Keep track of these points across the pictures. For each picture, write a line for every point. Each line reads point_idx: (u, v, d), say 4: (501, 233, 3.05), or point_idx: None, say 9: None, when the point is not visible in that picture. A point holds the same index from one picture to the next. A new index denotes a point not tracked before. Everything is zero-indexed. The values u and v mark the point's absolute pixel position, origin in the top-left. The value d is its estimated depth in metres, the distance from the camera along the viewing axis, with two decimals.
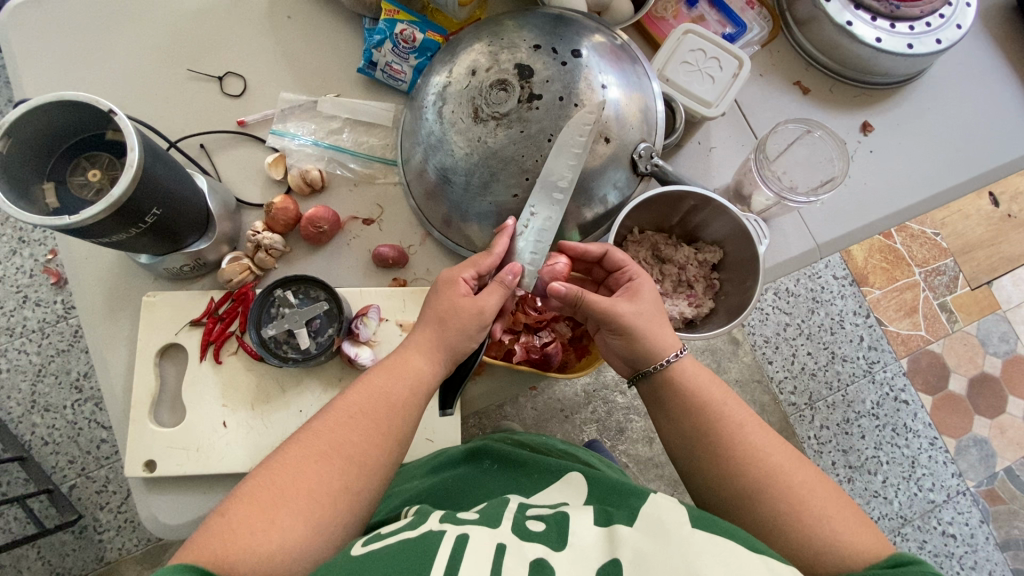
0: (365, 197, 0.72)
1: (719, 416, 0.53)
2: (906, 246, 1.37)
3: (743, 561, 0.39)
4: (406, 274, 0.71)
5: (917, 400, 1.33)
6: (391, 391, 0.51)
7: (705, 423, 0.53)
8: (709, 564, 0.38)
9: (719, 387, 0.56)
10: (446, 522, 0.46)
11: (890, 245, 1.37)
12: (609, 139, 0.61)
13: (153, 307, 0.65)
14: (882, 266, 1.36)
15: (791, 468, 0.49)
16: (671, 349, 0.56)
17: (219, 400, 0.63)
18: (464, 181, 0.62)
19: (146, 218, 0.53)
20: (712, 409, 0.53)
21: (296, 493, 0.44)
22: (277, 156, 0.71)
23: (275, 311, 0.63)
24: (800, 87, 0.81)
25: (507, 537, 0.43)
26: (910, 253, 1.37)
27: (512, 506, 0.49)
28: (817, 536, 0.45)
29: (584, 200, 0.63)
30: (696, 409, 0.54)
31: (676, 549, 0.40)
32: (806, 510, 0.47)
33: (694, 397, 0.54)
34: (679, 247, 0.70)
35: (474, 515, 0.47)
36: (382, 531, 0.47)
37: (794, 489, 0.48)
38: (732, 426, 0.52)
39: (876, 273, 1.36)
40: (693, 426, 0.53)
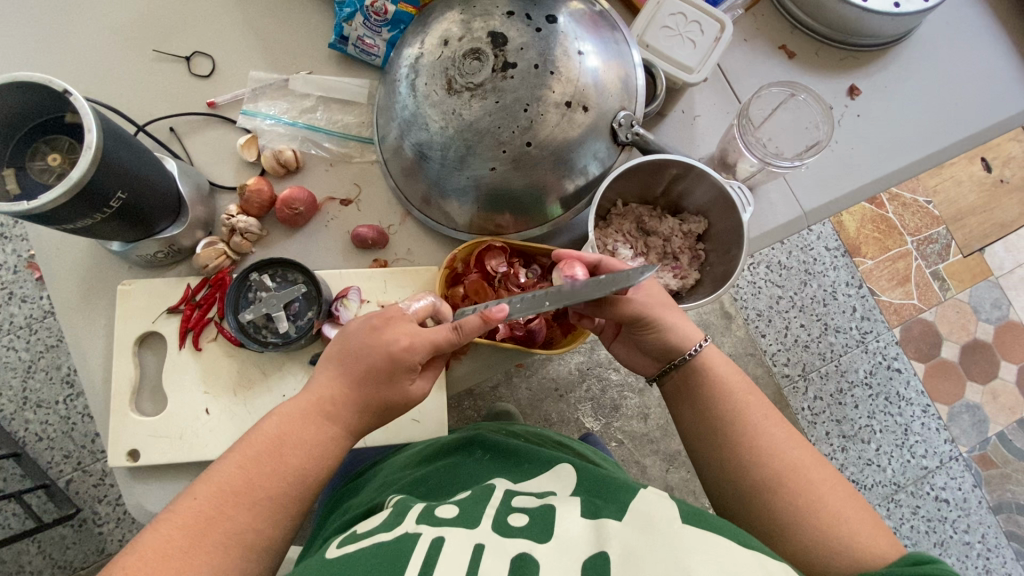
0: (341, 177, 0.70)
1: (741, 407, 0.54)
2: (898, 216, 1.36)
3: (734, 556, 0.39)
4: (387, 254, 0.70)
5: (910, 368, 1.34)
6: (308, 437, 0.48)
7: (726, 416, 0.54)
8: (698, 558, 0.38)
9: (749, 384, 0.57)
10: (423, 523, 0.46)
11: (882, 215, 1.36)
12: (588, 108, 0.59)
13: (130, 295, 0.63)
14: (874, 236, 1.35)
15: (810, 465, 0.51)
16: (695, 340, 0.58)
17: (200, 386, 0.62)
18: (441, 156, 0.60)
19: (111, 202, 0.52)
20: (732, 403, 0.55)
21: (196, 553, 0.41)
22: (250, 137, 0.69)
23: (251, 296, 0.62)
24: (786, 51, 0.79)
25: (487, 536, 0.43)
26: (902, 222, 1.36)
27: (495, 500, 0.49)
28: (827, 530, 0.46)
29: (565, 170, 0.61)
30: (721, 400, 0.55)
31: (666, 544, 0.40)
32: (825, 514, 0.47)
33: (716, 386, 0.56)
34: (664, 218, 0.69)
35: (453, 511, 0.48)
36: (359, 531, 0.48)
37: (812, 484, 0.49)
38: (752, 417, 0.54)
39: (869, 243, 1.35)
40: (710, 417, 0.55)
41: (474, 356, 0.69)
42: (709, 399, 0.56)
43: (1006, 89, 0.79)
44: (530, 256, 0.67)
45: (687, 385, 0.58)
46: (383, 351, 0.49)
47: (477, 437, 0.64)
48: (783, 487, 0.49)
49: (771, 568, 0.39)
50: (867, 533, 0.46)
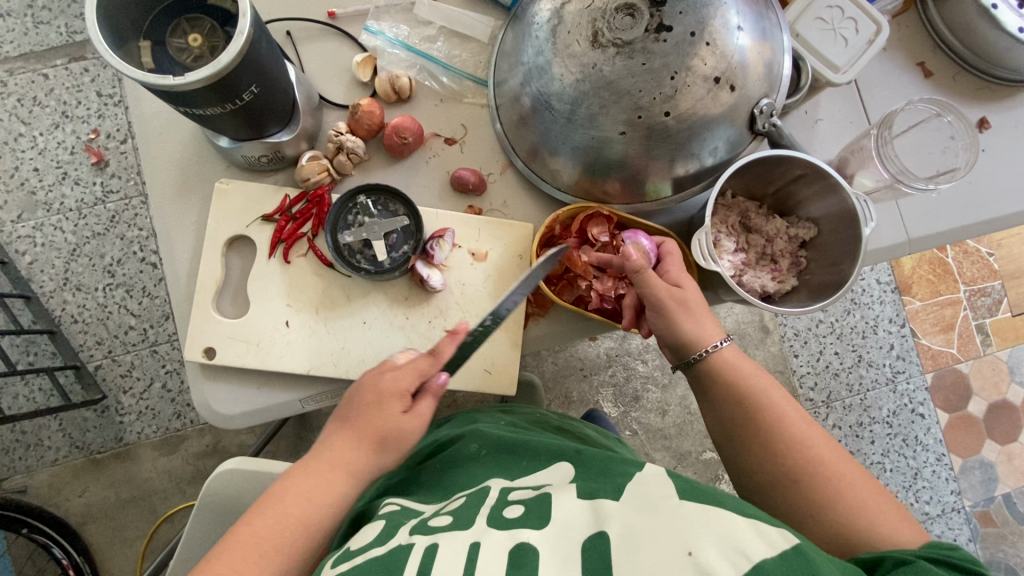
0: (450, 114, 0.68)
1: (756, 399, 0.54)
2: (957, 263, 1.44)
3: (736, 531, 0.38)
4: (482, 202, 0.68)
5: (933, 416, 1.40)
6: (330, 474, 0.51)
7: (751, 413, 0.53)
8: (698, 534, 0.38)
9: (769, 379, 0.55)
10: (417, 534, 0.45)
11: (942, 258, 1.44)
12: (734, 88, 0.56)
13: (226, 194, 0.62)
14: (928, 278, 1.43)
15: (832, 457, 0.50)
16: (716, 338, 0.56)
17: (284, 299, 0.62)
18: (569, 111, 0.58)
19: (243, 96, 0.50)
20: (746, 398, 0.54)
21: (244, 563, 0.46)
22: (367, 56, 0.66)
23: (352, 219, 0.61)
24: (923, 69, 0.75)
25: (484, 534, 0.43)
26: (961, 270, 1.44)
27: (490, 500, 0.48)
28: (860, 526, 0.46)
29: (689, 150, 0.59)
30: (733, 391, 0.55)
31: (666, 523, 0.39)
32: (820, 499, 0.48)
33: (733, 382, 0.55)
34: (770, 218, 0.67)
35: (448, 519, 0.47)
36: (352, 546, 0.46)
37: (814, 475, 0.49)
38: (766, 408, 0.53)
39: (920, 284, 1.43)
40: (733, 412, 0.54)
41: (550, 321, 0.66)
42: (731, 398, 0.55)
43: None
44: (629, 230, 0.66)
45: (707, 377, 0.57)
46: (370, 388, 0.53)
47: (472, 433, 0.62)
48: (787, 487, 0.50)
49: (768, 536, 0.38)
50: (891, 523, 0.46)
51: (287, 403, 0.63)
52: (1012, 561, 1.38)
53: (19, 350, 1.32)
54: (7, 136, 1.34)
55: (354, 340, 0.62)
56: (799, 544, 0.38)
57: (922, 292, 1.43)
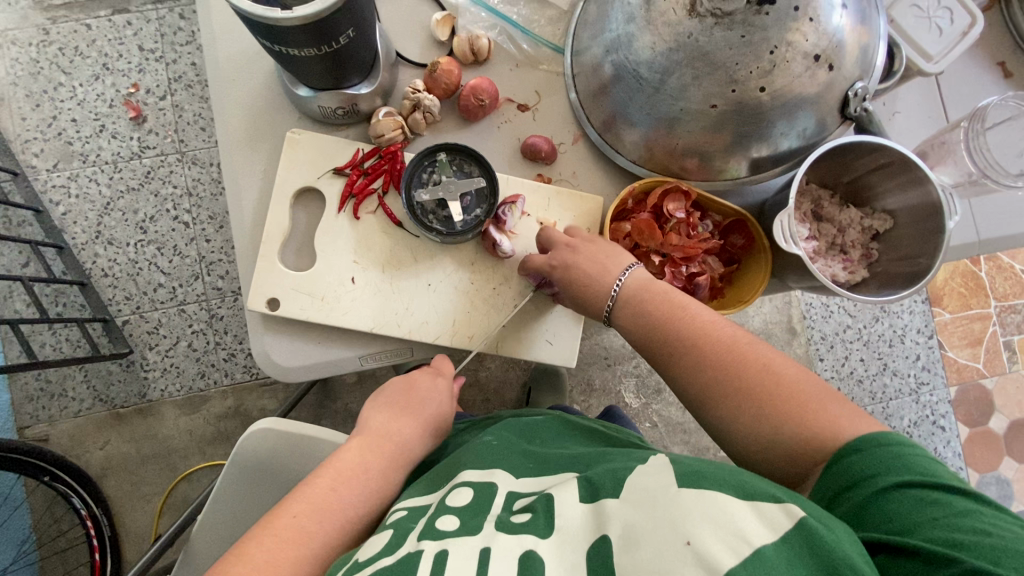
0: (525, 80, 0.67)
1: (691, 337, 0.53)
2: (990, 278, 1.43)
3: (743, 519, 0.37)
4: (551, 172, 0.67)
5: (953, 429, 1.39)
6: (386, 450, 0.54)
7: (667, 332, 0.53)
8: (699, 524, 0.37)
9: (655, 290, 0.55)
10: (426, 540, 0.43)
11: (974, 272, 1.42)
12: (831, 67, 0.54)
13: (298, 144, 0.62)
14: (960, 291, 1.42)
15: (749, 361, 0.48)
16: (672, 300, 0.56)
17: (351, 255, 0.61)
18: (657, 81, 0.56)
19: (340, 39, 0.49)
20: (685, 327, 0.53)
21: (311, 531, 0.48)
22: (447, 15, 0.65)
23: (426, 178, 0.60)
24: (1003, 69, 0.72)
25: (492, 538, 0.41)
26: (993, 285, 1.43)
27: (495, 507, 0.46)
28: (804, 427, 0.44)
29: (775, 129, 0.58)
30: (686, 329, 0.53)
31: (661, 513, 0.38)
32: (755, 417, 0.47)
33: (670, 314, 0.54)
34: (844, 208, 0.66)
35: (454, 521, 0.44)
36: (361, 556, 0.44)
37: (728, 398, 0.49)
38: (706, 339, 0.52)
39: (952, 297, 1.42)
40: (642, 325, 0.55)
41: None
42: (664, 330, 0.53)
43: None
44: (704, 209, 0.64)
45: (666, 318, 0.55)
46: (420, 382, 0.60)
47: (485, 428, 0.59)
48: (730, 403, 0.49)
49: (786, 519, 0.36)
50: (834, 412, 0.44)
51: (346, 359, 0.63)
52: None
53: (48, 300, 1.32)
54: (46, 85, 1.33)
55: (419, 301, 0.61)
56: (803, 517, 0.36)
57: (952, 305, 1.42)
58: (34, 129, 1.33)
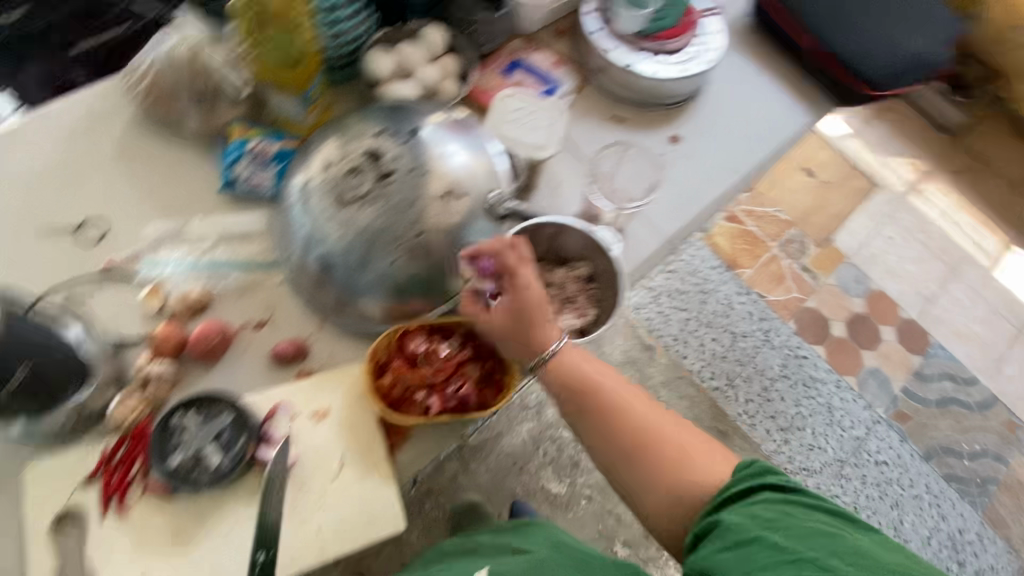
0: (253, 303, 0.73)
1: (598, 403, 0.62)
2: (757, 226, 1.71)
3: None
4: (310, 364, 0.72)
5: (813, 353, 1.59)
6: None
7: (590, 398, 0.62)
8: None
9: (608, 370, 0.65)
10: None
11: (745, 229, 1.70)
12: (464, 192, 0.68)
13: (40, 476, 0.61)
14: (745, 248, 1.68)
15: (652, 417, 0.60)
16: (553, 339, 0.65)
17: (128, 554, 0.58)
18: (344, 261, 0.67)
19: None
20: (596, 395, 0.62)
21: None
22: (152, 287, 0.71)
23: (176, 440, 0.60)
24: (617, 119, 0.92)
25: None
26: (763, 230, 1.71)
27: None
28: (701, 483, 0.55)
29: (458, 248, 0.69)
30: (595, 396, 0.62)
31: None
32: (678, 462, 0.56)
33: (579, 377, 0.63)
34: (556, 269, 0.78)
35: None
36: None
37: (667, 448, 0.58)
38: (610, 395, 0.62)
39: (743, 255, 1.67)
40: (571, 392, 0.63)
41: (414, 442, 0.68)
42: (573, 388, 0.63)
43: (792, 102, 0.98)
44: (447, 329, 0.71)
45: (575, 386, 0.63)
46: None
47: None
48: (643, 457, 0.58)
49: None
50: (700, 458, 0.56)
51: None
52: (943, 440, 1.55)
53: None
54: None
55: (222, 560, 0.59)
56: None
57: (747, 260, 1.67)
58: None
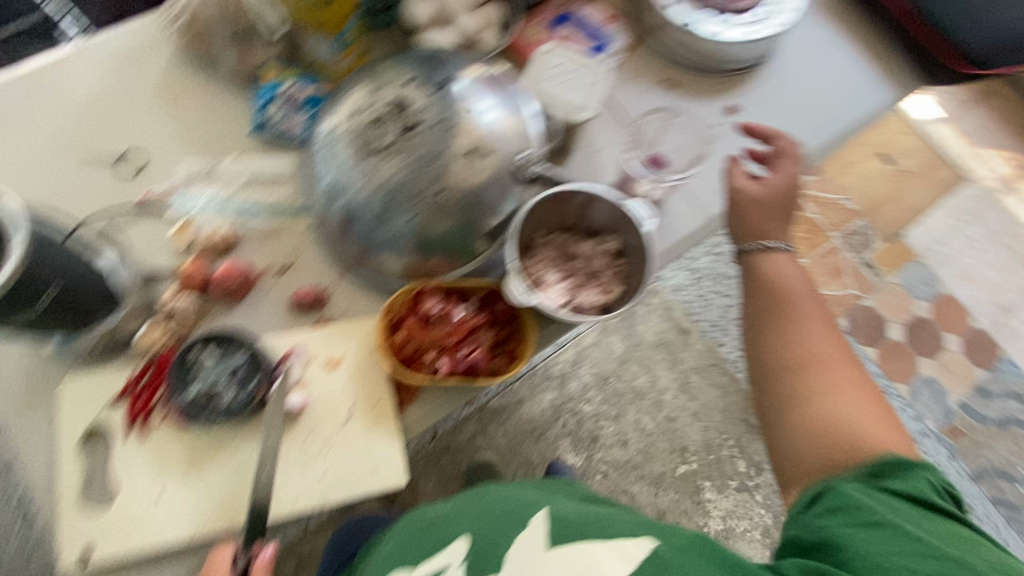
0: (278, 247, 0.74)
1: (798, 310, 0.66)
2: (821, 214, 1.59)
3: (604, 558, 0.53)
4: (329, 313, 0.72)
5: (863, 354, 1.48)
6: None
7: (781, 309, 0.67)
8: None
9: (807, 291, 0.68)
10: None
11: (806, 215, 1.58)
12: (490, 152, 0.65)
13: (75, 390, 0.64)
14: (803, 236, 1.57)
15: (817, 349, 0.63)
16: (784, 243, 0.71)
17: (151, 471, 0.62)
18: (364, 212, 0.65)
19: (45, 295, 0.54)
20: (783, 299, 0.67)
21: None
22: (183, 223, 0.72)
23: (192, 373, 0.62)
24: (669, 84, 0.83)
25: None
26: (827, 219, 1.58)
27: None
28: (850, 440, 0.56)
29: (482, 209, 0.66)
30: (786, 299, 0.67)
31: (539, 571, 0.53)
32: (824, 399, 0.60)
33: (773, 282, 0.69)
34: (584, 241, 0.75)
35: None
36: None
37: (823, 380, 0.61)
38: (793, 297, 0.67)
39: (800, 244, 1.56)
40: (773, 311, 0.67)
41: (422, 401, 0.69)
42: (766, 297, 0.68)
43: (878, 77, 0.84)
44: (463, 292, 0.70)
45: (773, 298, 0.68)
46: None
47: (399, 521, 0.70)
48: (803, 381, 0.61)
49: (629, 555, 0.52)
50: (837, 395, 0.59)
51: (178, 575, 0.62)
52: (998, 462, 1.42)
53: None
54: None
55: (229, 490, 0.62)
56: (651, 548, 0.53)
57: (804, 250, 1.56)
58: None
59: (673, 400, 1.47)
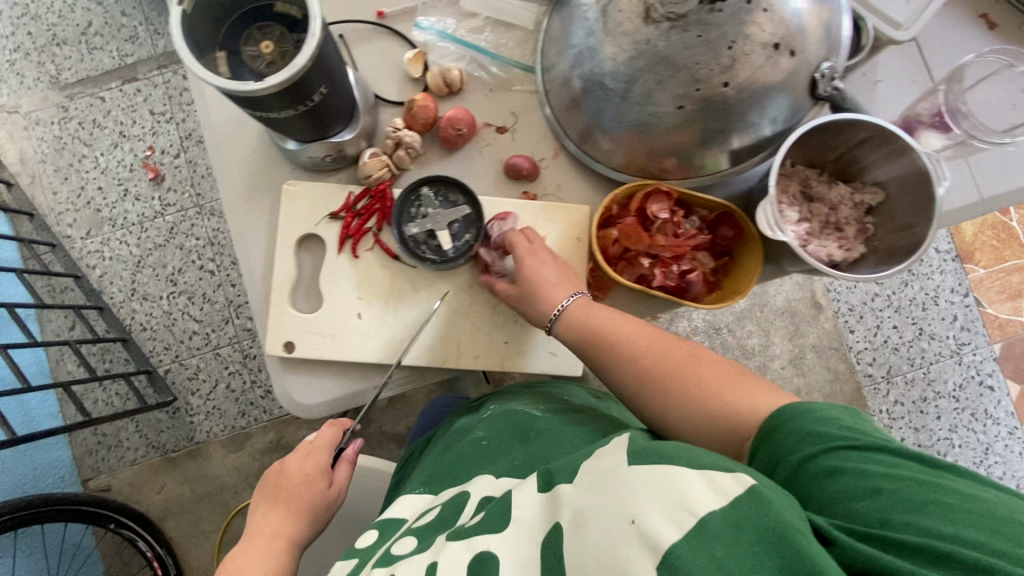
0: (500, 103, 0.69)
1: (634, 356, 0.54)
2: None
3: (683, 488, 0.37)
4: (536, 188, 0.69)
5: (1003, 388, 1.34)
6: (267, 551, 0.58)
7: (625, 362, 0.54)
8: (649, 504, 0.37)
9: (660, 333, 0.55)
10: (382, 563, 0.47)
11: (1006, 222, 1.37)
12: (794, 52, 0.55)
13: (295, 195, 0.65)
14: (992, 243, 1.36)
15: (671, 361, 0.52)
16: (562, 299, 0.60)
17: (354, 291, 0.65)
18: (623, 89, 0.57)
19: (314, 97, 0.53)
20: (637, 364, 0.54)
21: None
22: (417, 52, 0.68)
23: (415, 212, 0.63)
24: (986, 21, 0.70)
25: (443, 550, 0.44)
26: None
27: (462, 517, 0.49)
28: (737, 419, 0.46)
29: (749, 120, 0.58)
30: (618, 351, 0.55)
31: (611, 493, 0.39)
32: (704, 400, 0.49)
33: (599, 333, 0.57)
34: (833, 185, 0.65)
35: (415, 540, 0.49)
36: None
37: (692, 388, 0.50)
38: (635, 350, 0.55)
39: (984, 251, 1.36)
40: (596, 358, 0.57)
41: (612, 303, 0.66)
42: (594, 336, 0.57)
43: None
44: (688, 207, 0.64)
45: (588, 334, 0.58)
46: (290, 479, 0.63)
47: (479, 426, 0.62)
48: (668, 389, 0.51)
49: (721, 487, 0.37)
50: (749, 397, 0.47)
51: (365, 389, 0.66)
52: None
53: (97, 357, 1.41)
54: (71, 159, 1.43)
55: (421, 329, 0.64)
56: (754, 484, 0.36)
57: (986, 259, 1.36)
58: (67, 201, 1.43)
59: (780, 370, 1.35)
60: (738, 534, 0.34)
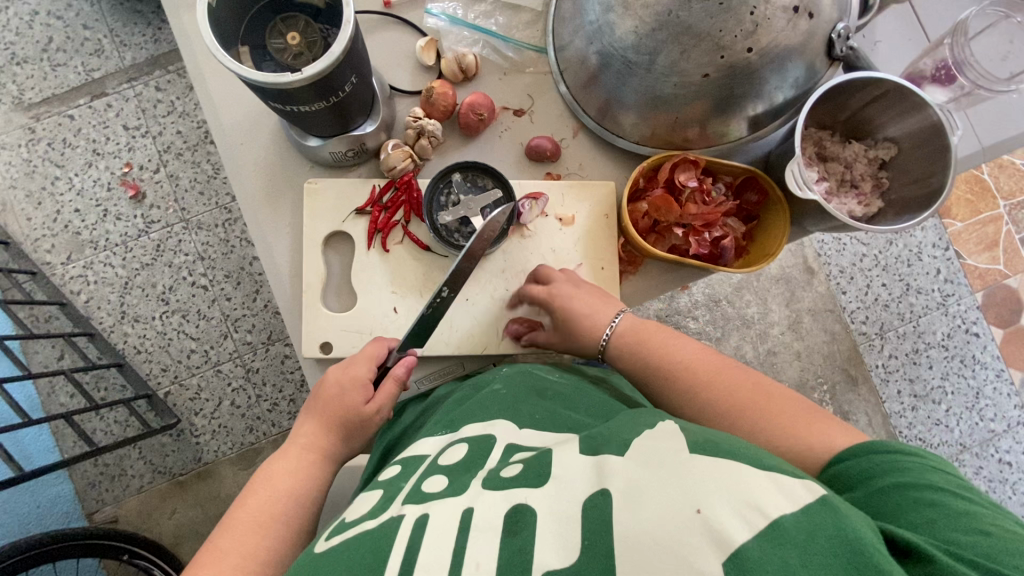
0: (515, 87, 0.69)
1: (680, 368, 0.55)
2: (994, 178, 1.43)
3: (750, 482, 0.34)
4: (559, 169, 0.69)
5: (988, 333, 1.40)
6: (294, 487, 0.53)
7: (668, 372, 0.56)
8: (711, 491, 0.33)
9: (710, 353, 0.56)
10: (410, 502, 0.41)
11: (978, 176, 1.43)
12: (812, 15, 0.56)
13: (318, 193, 0.64)
14: (967, 197, 1.42)
15: (739, 390, 0.52)
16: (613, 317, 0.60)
17: (388, 286, 0.64)
18: (646, 62, 0.57)
19: (344, 88, 0.52)
20: (680, 372, 0.55)
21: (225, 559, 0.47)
22: (430, 40, 0.68)
23: (444, 200, 0.63)
24: None
25: (478, 496, 0.39)
26: (998, 185, 1.43)
27: (490, 462, 0.43)
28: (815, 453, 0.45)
29: (768, 85, 0.59)
30: (665, 363, 0.56)
31: (671, 474, 0.35)
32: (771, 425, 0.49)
33: (644, 343, 0.58)
34: (846, 144, 0.67)
35: (444, 480, 0.43)
36: (347, 518, 0.44)
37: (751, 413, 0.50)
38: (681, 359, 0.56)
39: (960, 205, 1.42)
40: (640, 368, 0.58)
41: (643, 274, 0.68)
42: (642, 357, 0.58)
43: None
44: (713, 173, 0.65)
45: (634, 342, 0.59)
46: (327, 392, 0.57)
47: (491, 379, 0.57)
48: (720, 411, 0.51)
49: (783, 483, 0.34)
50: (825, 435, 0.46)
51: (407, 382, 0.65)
52: None
53: (91, 385, 1.34)
54: (43, 181, 1.36)
55: (460, 318, 0.64)
56: (823, 494, 0.33)
57: (962, 213, 1.42)
58: (42, 226, 1.36)
59: (780, 336, 1.39)
60: (813, 540, 0.31)
